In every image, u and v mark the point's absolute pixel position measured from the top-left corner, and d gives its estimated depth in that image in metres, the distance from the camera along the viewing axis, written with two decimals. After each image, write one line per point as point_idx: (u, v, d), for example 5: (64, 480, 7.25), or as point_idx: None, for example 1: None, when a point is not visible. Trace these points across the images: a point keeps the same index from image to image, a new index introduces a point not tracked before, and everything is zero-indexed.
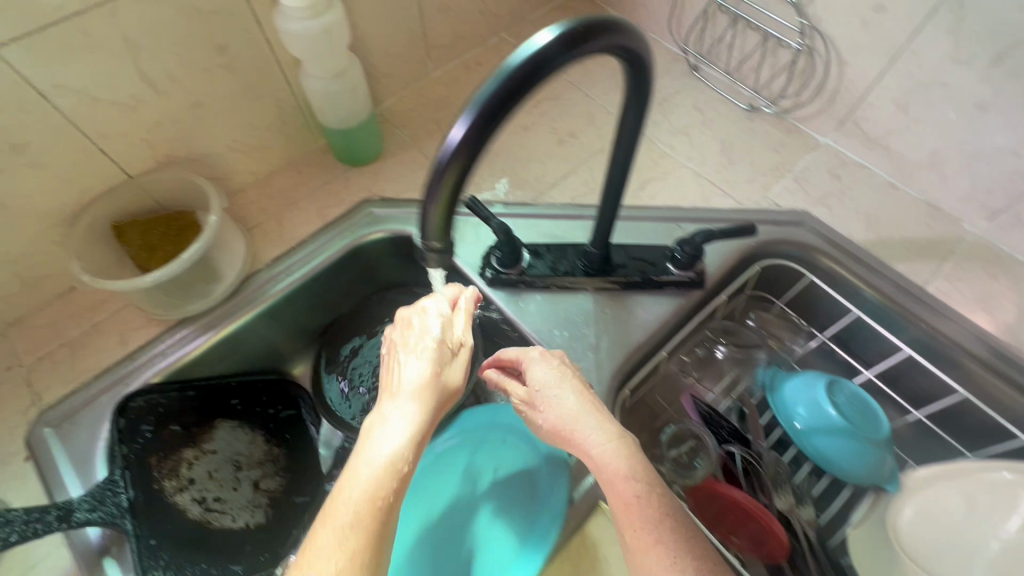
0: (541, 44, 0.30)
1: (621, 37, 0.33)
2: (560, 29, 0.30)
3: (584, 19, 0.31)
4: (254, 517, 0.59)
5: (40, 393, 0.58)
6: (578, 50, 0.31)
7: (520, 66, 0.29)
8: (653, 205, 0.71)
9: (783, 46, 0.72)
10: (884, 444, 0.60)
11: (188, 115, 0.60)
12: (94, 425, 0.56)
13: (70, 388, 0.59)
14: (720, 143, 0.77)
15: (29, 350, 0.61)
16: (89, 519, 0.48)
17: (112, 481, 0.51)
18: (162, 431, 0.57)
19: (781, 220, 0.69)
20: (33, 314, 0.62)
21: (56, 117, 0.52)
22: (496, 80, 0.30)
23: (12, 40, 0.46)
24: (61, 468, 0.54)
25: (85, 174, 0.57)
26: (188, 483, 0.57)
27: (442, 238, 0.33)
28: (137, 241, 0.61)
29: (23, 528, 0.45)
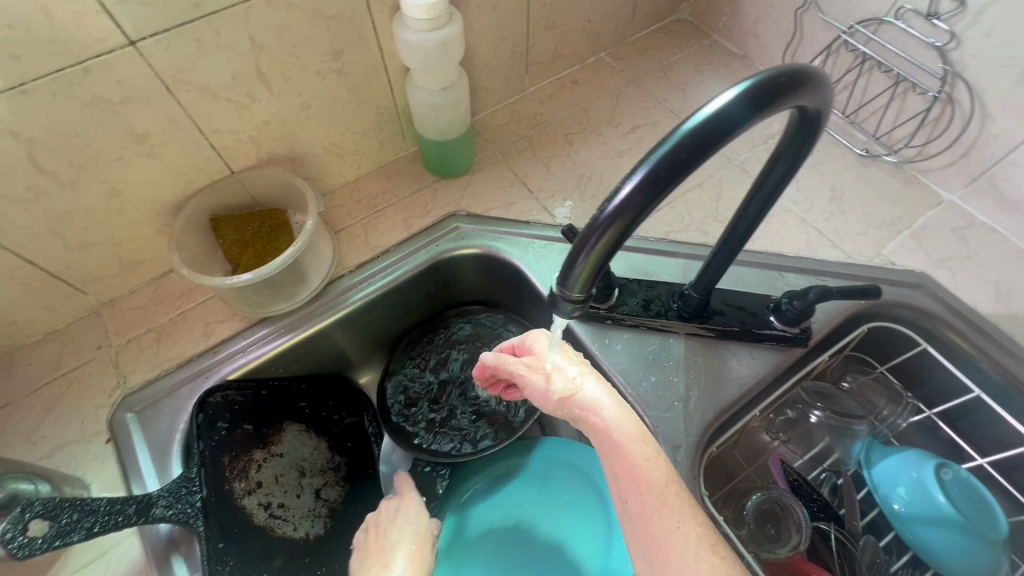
0: (728, 101, 0.27)
1: (810, 94, 0.29)
2: (749, 83, 0.28)
3: (777, 71, 0.28)
4: (314, 527, 0.59)
5: (124, 376, 0.59)
6: (767, 109, 0.28)
7: (702, 124, 0.27)
8: (754, 250, 0.66)
9: (915, 91, 0.66)
10: (1002, 544, 0.53)
11: (295, 116, 0.60)
12: (174, 416, 0.56)
13: (152, 374, 0.59)
14: (830, 188, 0.71)
15: (118, 331, 0.61)
16: (165, 517, 0.49)
17: (188, 479, 0.52)
18: (236, 430, 0.57)
19: (895, 280, 0.64)
20: (125, 296, 0.63)
21: (177, 110, 0.52)
22: (673, 136, 0.27)
23: (151, 34, 0.46)
24: (140, 456, 0.54)
25: (193, 166, 0.57)
26: (256, 486, 0.57)
27: (583, 292, 0.31)
28: (231, 236, 0.61)
29: (105, 519, 0.47)
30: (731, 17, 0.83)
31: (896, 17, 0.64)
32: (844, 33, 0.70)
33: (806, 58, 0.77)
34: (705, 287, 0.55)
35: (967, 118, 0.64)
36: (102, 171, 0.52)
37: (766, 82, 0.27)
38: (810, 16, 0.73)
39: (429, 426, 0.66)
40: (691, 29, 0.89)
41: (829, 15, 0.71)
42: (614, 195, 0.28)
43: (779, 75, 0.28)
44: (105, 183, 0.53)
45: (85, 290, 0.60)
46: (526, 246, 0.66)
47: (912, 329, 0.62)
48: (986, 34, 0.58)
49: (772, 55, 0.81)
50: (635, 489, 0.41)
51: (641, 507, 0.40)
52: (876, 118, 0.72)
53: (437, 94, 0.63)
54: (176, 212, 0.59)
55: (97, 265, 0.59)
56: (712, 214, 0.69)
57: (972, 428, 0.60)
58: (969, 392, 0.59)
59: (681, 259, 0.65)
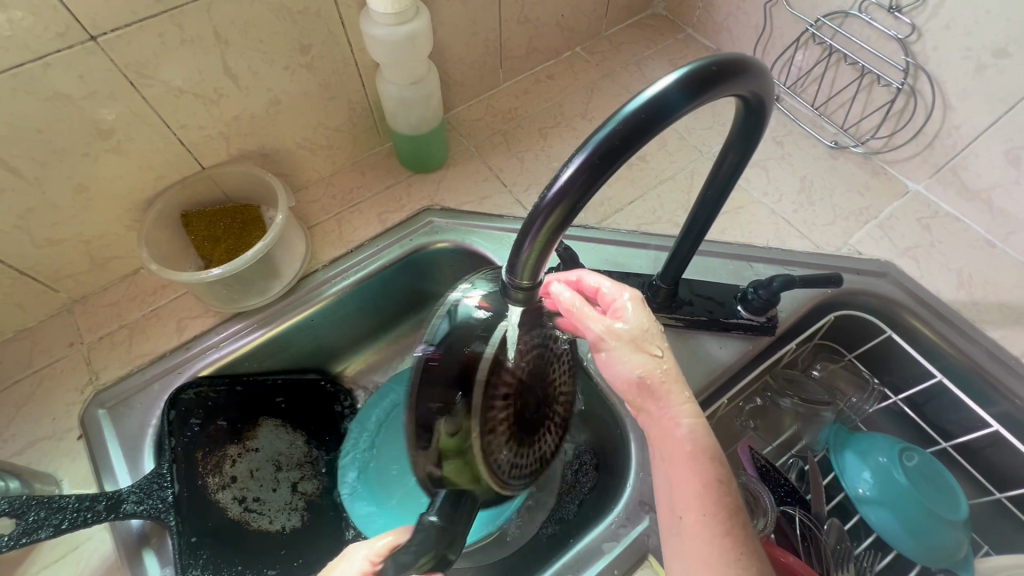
0: (664, 87, 0.29)
1: (744, 82, 0.31)
2: (684, 71, 0.29)
3: (710, 61, 0.30)
4: (290, 520, 0.59)
5: (96, 372, 0.59)
6: (701, 95, 0.29)
7: (639, 109, 0.29)
8: (723, 240, 0.67)
9: (880, 83, 0.67)
10: (963, 525, 0.54)
11: (265, 111, 0.60)
12: (147, 411, 0.56)
13: (125, 370, 0.59)
14: (800, 180, 0.72)
15: (90, 328, 0.61)
16: (135, 512, 0.49)
17: (160, 474, 0.52)
18: (209, 425, 0.57)
19: (861, 269, 0.65)
20: (98, 293, 0.63)
21: (142, 105, 0.52)
22: (611, 122, 0.29)
23: (112, 29, 0.46)
24: (112, 452, 0.54)
25: (162, 162, 0.57)
26: (230, 481, 0.57)
27: (532, 276, 0.33)
28: (203, 232, 0.62)
29: (74, 516, 0.47)
30: (704, 11, 0.84)
31: (860, 9, 0.65)
32: (812, 26, 0.71)
33: (775, 52, 0.78)
34: (672, 278, 0.56)
35: (930, 109, 0.65)
36: (68, 167, 0.52)
37: (699, 71, 0.29)
38: (778, 10, 0.74)
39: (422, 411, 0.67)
40: (665, 23, 0.89)
41: (796, 9, 0.72)
42: (557, 180, 0.29)
43: (711, 64, 0.30)
44: (72, 179, 0.53)
45: (56, 287, 0.60)
46: (499, 239, 0.66)
47: (877, 317, 0.63)
48: (944, 26, 0.59)
49: (743, 49, 0.82)
50: (685, 502, 0.41)
51: (693, 524, 0.40)
52: (844, 110, 0.73)
53: (408, 89, 0.63)
54: (146, 208, 0.59)
55: (67, 261, 0.59)
56: (684, 206, 0.70)
57: (936, 413, 0.62)
58: (932, 377, 0.60)
59: (652, 251, 0.66)
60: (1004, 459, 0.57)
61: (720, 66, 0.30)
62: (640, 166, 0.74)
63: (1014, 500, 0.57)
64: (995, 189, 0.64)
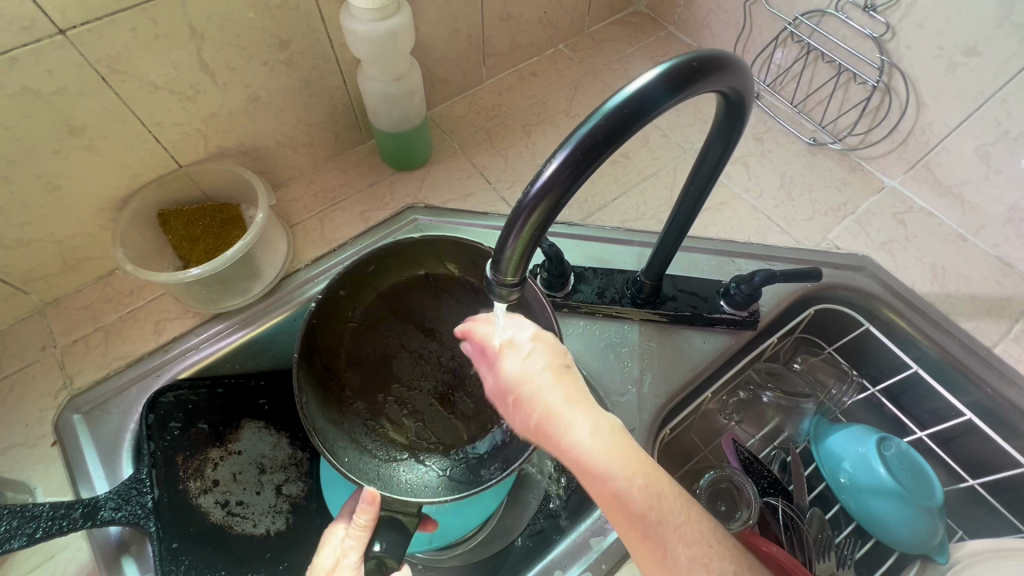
0: (646, 82, 0.29)
1: (725, 80, 0.31)
2: (666, 66, 0.30)
3: (691, 56, 0.30)
4: (275, 523, 0.58)
5: (71, 376, 0.57)
6: (683, 91, 0.30)
7: (621, 104, 0.29)
8: (706, 236, 0.68)
9: (856, 81, 0.69)
10: (939, 512, 0.55)
11: (244, 109, 0.59)
12: (124, 415, 0.55)
13: (100, 374, 0.57)
14: (780, 176, 0.74)
15: (63, 331, 0.60)
16: (113, 519, 0.48)
17: (138, 480, 0.51)
18: (189, 429, 0.56)
19: (841, 264, 0.66)
20: (71, 295, 0.62)
21: (115, 101, 0.51)
22: (594, 117, 0.29)
23: (82, 24, 0.45)
24: (88, 457, 0.53)
25: (137, 160, 0.56)
26: (212, 485, 0.56)
27: (518, 273, 0.32)
28: (181, 231, 0.60)
29: (48, 524, 0.46)
30: (685, 8, 0.85)
31: (836, 8, 0.66)
32: (791, 24, 0.72)
33: (755, 50, 0.78)
34: (656, 274, 0.56)
35: (904, 106, 0.66)
36: (38, 165, 0.51)
37: (680, 69, 0.29)
38: (757, 8, 0.75)
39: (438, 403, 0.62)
40: (646, 20, 0.90)
41: (775, 8, 0.73)
42: (540, 177, 0.29)
43: (690, 60, 0.30)
44: (42, 178, 0.52)
45: (27, 289, 0.58)
46: (484, 237, 0.66)
47: (855, 310, 0.64)
48: (918, 25, 0.60)
49: (723, 46, 0.82)
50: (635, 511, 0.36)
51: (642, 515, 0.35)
52: (822, 108, 0.75)
53: (390, 85, 0.63)
54: (122, 207, 0.58)
55: (38, 262, 0.57)
56: (667, 203, 0.71)
57: (912, 403, 0.63)
58: (908, 369, 0.62)
59: (636, 247, 0.66)
60: (976, 445, 0.59)
61: (699, 62, 0.30)
62: (623, 163, 0.74)
63: (987, 486, 0.59)
64: (967, 185, 0.66)
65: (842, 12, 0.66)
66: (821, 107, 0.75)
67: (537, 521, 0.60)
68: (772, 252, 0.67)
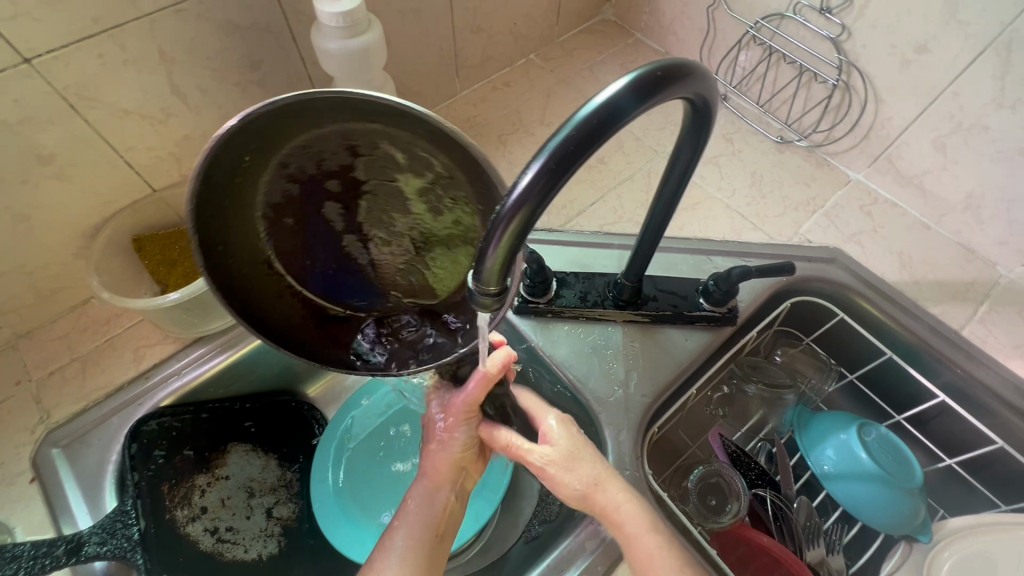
0: (613, 91, 0.30)
1: (688, 88, 0.33)
2: (632, 76, 0.31)
3: (655, 66, 0.31)
4: (266, 547, 0.57)
5: (48, 411, 0.56)
6: (649, 99, 0.31)
7: (592, 113, 0.29)
8: (682, 237, 0.69)
9: (817, 80, 0.71)
10: (919, 493, 0.57)
11: (218, 130, 0.59)
12: (106, 447, 0.54)
13: (79, 406, 0.56)
14: (751, 174, 0.76)
15: (39, 364, 0.58)
16: (99, 554, 0.47)
17: (122, 512, 0.50)
18: (175, 456, 0.56)
19: (815, 257, 0.68)
20: (46, 326, 0.60)
21: (84, 127, 0.50)
22: (568, 126, 0.30)
23: (47, 52, 0.44)
24: (69, 492, 0.52)
25: (110, 187, 0.55)
26: (200, 512, 0.56)
27: (500, 285, 0.33)
28: (157, 256, 0.59)
29: (30, 563, 0.45)
30: (651, 16, 0.87)
31: (794, 12, 0.69)
32: (752, 28, 0.74)
33: (720, 53, 0.81)
34: (634, 274, 0.57)
35: (864, 103, 0.69)
36: (7, 196, 0.50)
37: (644, 78, 0.30)
38: (719, 13, 0.77)
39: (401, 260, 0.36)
40: (614, 28, 0.92)
41: (737, 12, 0.75)
42: (515, 188, 0.30)
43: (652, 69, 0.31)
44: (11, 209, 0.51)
45: None
46: None
47: (830, 300, 0.66)
48: (873, 25, 0.63)
49: (690, 51, 0.85)
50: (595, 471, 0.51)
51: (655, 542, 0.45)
52: (786, 107, 0.77)
53: None
54: (95, 234, 0.57)
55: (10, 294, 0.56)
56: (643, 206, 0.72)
57: (888, 388, 0.65)
58: (883, 355, 0.64)
59: (616, 250, 0.67)
60: (952, 425, 0.61)
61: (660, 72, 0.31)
62: (598, 168, 0.76)
63: (964, 465, 0.61)
64: (926, 176, 0.69)
65: (801, 14, 0.69)
66: (787, 105, 0.77)
67: (532, 527, 0.61)
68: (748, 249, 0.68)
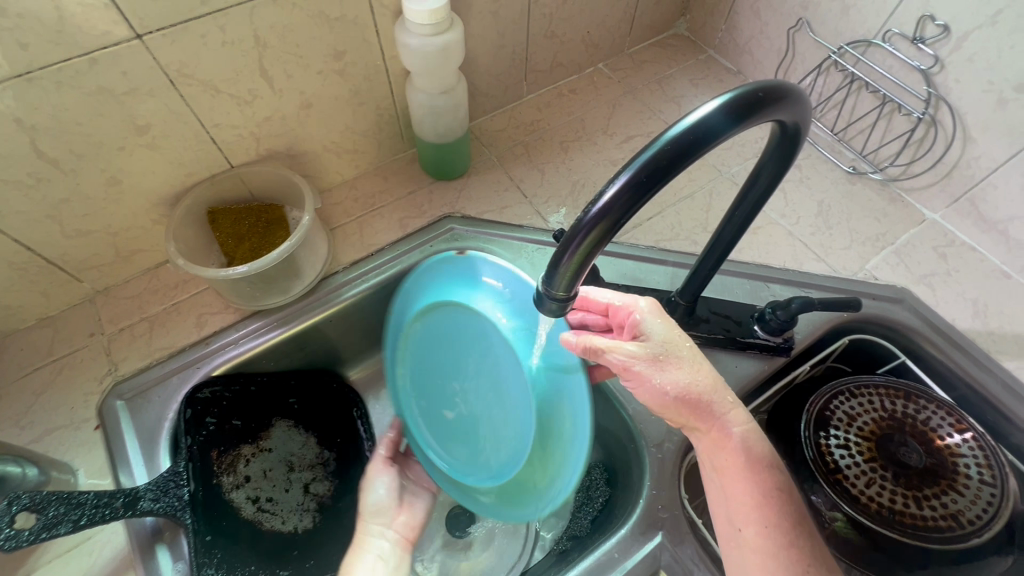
0: (704, 113, 0.30)
1: (780, 112, 0.32)
2: (724, 99, 0.30)
3: (751, 89, 0.31)
4: (302, 521, 0.62)
5: (338, 253, 0.70)
6: (747, 119, 0.31)
7: (682, 132, 0.30)
8: (998, 370, 0.63)
9: (901, 112, 0.71)
10: None
11: (581, 146, 0.82)
12: (164, 405, 0.60)
13: (359, 256, 0.70)
14: (978, 283, 0.69)
15: (348, 213, 0.74)
16: (151, 510, 0.51)
17: (176, 472, 0.54)
18: (223, 425, 0.61)
19: (1013, 387, 0.61)
20: (369, 190, 0.76)
21: (435, 44, 0.61)
22: (655, 144, 0.30)
23: (450, 30, 0.60)
24: (131, 449, 0.57)
25: (505, 153, 0.81)
26: (243, 481, 0.60)
27: (570, 288, 0.34)
28: (491, 193, 0.77)
29: (92, 512, 0.48)
30: (725, 33, 0.90)
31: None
32: (875, 38, 0.70)
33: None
34: (747, 311, 0.65)
35: None
36: (434, 125, 0.71)
37: (739, 102, 0.30)
38: (845, 13, 0.72)
39: (917, 508, 0.53)
40: None
41: (895, 46, 0.69)
42: (599, 200, 0.31)
43: (788, 107, 0.33)
44: (184, 206, 0.63)
45: (334, 169, 0.74)
46: (745, 291, 0.68)
47: None
48: None
49: (764, 71, 0.87)
50: (675, 413, 0.49)
51: (755, 532, 0.44)
52: None
53: None
54: (342, 252, 0.70)
55: (92, 252, 0.62)
56: (824, 264, 0.71)
57: None
58: None
59: (898, 362, 0.65)
60: None
61: (783, 114, 0.33)
62: None
63: None
64: None
65: (891, 42, 0.69)
66: (999, 192, 0.67)
67: (561, 542, 0.64)
68: (896, 336, 0.67)
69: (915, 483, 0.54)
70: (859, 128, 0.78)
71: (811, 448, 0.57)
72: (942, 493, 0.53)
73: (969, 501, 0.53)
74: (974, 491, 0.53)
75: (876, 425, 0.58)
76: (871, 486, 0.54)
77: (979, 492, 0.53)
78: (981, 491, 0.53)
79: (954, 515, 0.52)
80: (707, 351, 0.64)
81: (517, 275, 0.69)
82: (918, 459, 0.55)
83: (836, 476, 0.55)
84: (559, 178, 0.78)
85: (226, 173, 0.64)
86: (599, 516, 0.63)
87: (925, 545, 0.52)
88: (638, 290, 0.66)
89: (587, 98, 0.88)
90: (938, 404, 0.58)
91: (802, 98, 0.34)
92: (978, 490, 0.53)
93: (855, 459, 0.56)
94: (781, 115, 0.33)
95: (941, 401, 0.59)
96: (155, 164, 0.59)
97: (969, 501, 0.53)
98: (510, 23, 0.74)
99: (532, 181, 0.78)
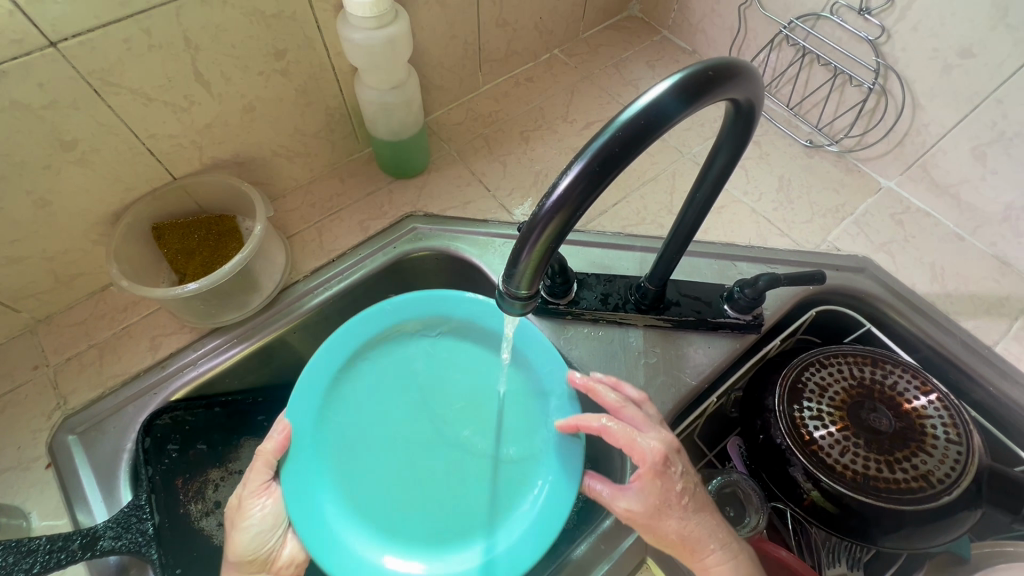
0: (657, 93, 0.29)
1: (734, 89, 0.32)
2: (677, 79, 0.29)
3: (703, 67, 0.30)
4: None
5: (297, 262, 0.67)
6: (700, 99, 0.30)
7: (636, 115, 0.29)
8: (956, 330, 0.64)
9: (851, 83, 0.72)
10: None
11: (542, 135, 0.80)
12: (120, 434, 0.56)
13: (320, 263, 0.67)
14: (933, 246, 0.71)
15: (304, 219, 0.71)
16: (112, 549, 0.49)
17: (137, 506, 0.52)
18: (187, 451, 0.58)
19: (971, 345, 0.63)
20: (325, 194, 0.73)
21: (380, 38, 0.58)
22: (609, 129, 0.29)
23: (395, 21, 0.58)
24: (88, 486, 0.54)
25: (464, 147, 0.79)
26: (213, 508, 0.58)
27: (532, 284, 0.33)
28: (453, 188, 0.75)
29: (46, 558, 0.46)
30: (678, 13, 0.90)
31: (967, 10, 0.59)
32: (823, 11, 0.71)
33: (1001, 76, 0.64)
34: (716, 291, 0.65)
35: None
36: (388, 122, 0.68)
37: (691, 81, 0.29)
38: None
39: (890, 472, 0.54)
40: None
41: (843, 18, 0.69)
42: (555, 191, 0.30)
43: (742, 84, 0.32)
44: (125, 223, 0.59)
45: (286, 174, 0.71)
46: (713, 270, 0.68)
47: None
48: None
49: (718, 50, 0.87)
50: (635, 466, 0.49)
51: None
52: None
53: None
54: (302, 260, 0.67)
55: (27, 280, 0.58)
56: (788, 239, 0.72)
57: None
58: None
59: (864, 329, 0.66)
60: None
61: (739, 88, 0.32)
62: None
63: None
64: None
65: (838, 15, 0.70)
66: (948, 156, 0.69)
67: None
68: (860, 304, 0.68)
69: (887, 448, 0.55)
70: (813, 101, 0.79)
71: (785, 421, 0.58)
72: (913, 455, 0.54)
73: (940, 462, 0.54)
74: (942, 450, 0.54)
75: (847, 392, 0.59)
76: (845, 454, 0.55)
77: (947, 451, 0.54)
78: (948, 450, 0.54)
79: (925, 476, 0.53)
80: (679, 334, 0.64)
81: (484, 271, 0.68)
82: (889, 423, 0.56)
83: (811, 447, 0.56)
84: (522, 169, 0.77)
85: (168, 185, 0.61)
86: (584, 507, 0.62)
87: (897, 507, 0.53)
88: (608, 278, 0.65)
89: (544, 86, 0.86)
90: (902, 367, 0.60)
91: (755, 72, 0.34)
92: (946, 448, 0.54)
93: (828, 429, 0.56)
94: (737, 90, 0.33)
95: (906, 364, 0.60)
96: (89, 181, 0.55)
97: (938, 460, 0.54)
98: (459, 13, 0.71)
99: (494, 174, 0.76)
